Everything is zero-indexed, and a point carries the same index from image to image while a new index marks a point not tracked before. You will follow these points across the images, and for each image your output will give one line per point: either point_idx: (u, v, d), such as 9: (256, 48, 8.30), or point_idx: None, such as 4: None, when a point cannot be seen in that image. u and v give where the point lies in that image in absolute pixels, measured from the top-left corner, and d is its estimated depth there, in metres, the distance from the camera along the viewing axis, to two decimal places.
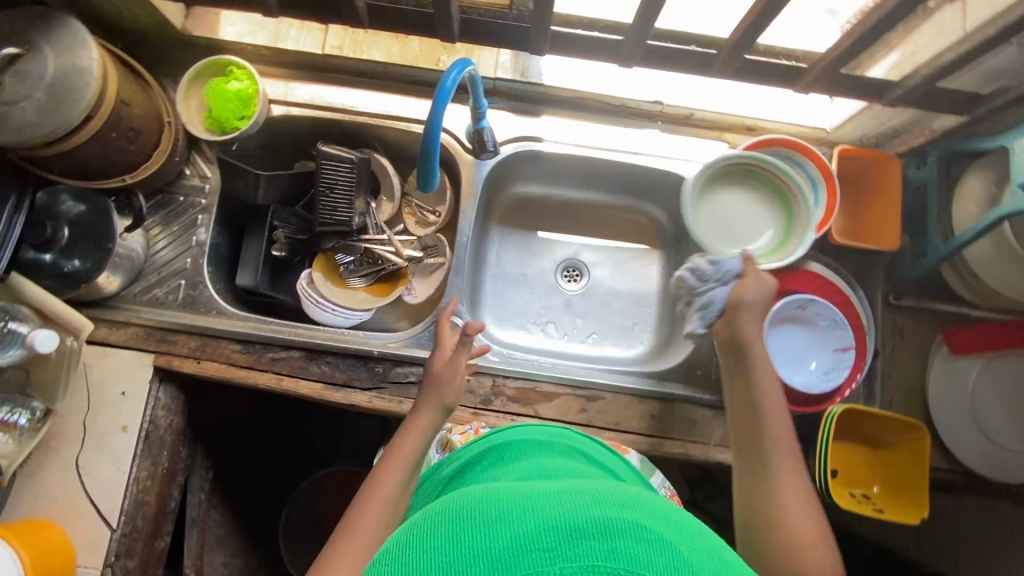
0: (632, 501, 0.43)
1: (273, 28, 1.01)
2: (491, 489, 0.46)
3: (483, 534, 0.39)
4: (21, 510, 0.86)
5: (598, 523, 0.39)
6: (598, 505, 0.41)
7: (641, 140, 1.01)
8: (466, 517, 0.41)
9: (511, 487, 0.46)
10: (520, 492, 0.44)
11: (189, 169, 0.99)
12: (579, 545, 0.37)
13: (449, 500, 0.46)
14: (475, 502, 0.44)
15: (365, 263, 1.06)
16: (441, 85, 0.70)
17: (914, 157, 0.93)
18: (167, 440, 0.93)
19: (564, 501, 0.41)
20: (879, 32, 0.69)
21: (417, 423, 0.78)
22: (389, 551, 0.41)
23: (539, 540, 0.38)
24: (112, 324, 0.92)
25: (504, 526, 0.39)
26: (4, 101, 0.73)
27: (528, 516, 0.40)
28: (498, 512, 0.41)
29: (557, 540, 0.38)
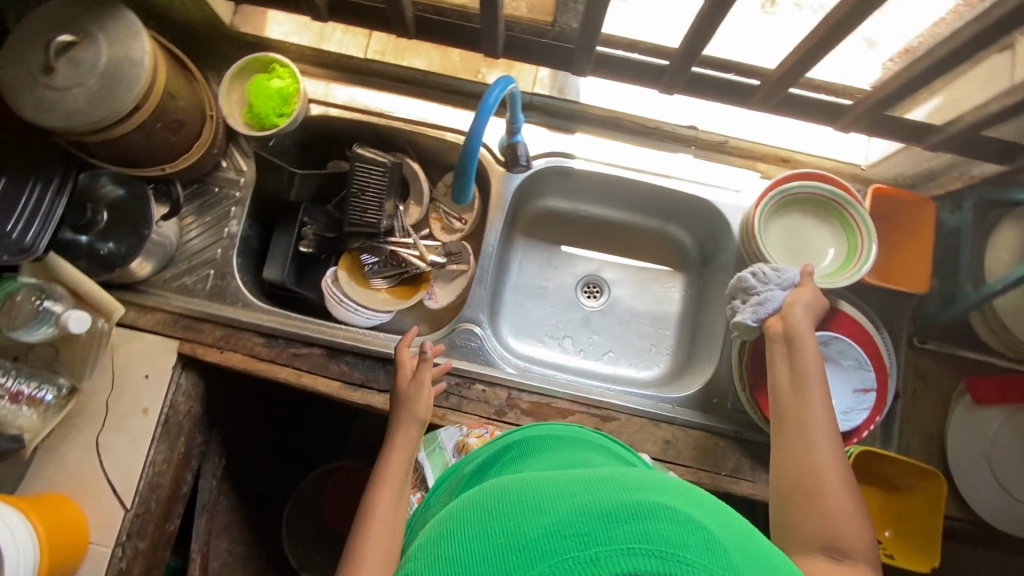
0: (661, 486, 0.44)
1: (318, 29, 1.01)
2: (524, 481, 0.48)
3: (517, 528, 0.41)
4: (40, 484, 0.88)
5: (629, 508, 0.40)
6: (627, 491, 0.42)
7: (673, 163, 1.01)
8: (500, 513, 0.43)
9: (542, 478, 0.47)
10: (552, 483, 0.45)
11: (226, 161, 1.01)
12: (611, 528, 0.38)
13: (482, 498, 0.48)
14: (507, 495, 0.45)
15: (389, 266, 1.06)
16: (484, 101, 0.71)
17: (949, 201, 0.92)
18: (185, 425, 0.95)
19: (595, 489, 0.43)
20: (928, 77, 0.68)
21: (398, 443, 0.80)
22: (428, 554, 0.43)
23: (573, 525, 0.39)
24: (141, 308, 0.94)
25: (538, 517, 0.41)
26: (58, 87, 0.75)
27: (560, 505, 0.42)
28: (531, 505, 0.43)
29: (589, 524, 0.39)
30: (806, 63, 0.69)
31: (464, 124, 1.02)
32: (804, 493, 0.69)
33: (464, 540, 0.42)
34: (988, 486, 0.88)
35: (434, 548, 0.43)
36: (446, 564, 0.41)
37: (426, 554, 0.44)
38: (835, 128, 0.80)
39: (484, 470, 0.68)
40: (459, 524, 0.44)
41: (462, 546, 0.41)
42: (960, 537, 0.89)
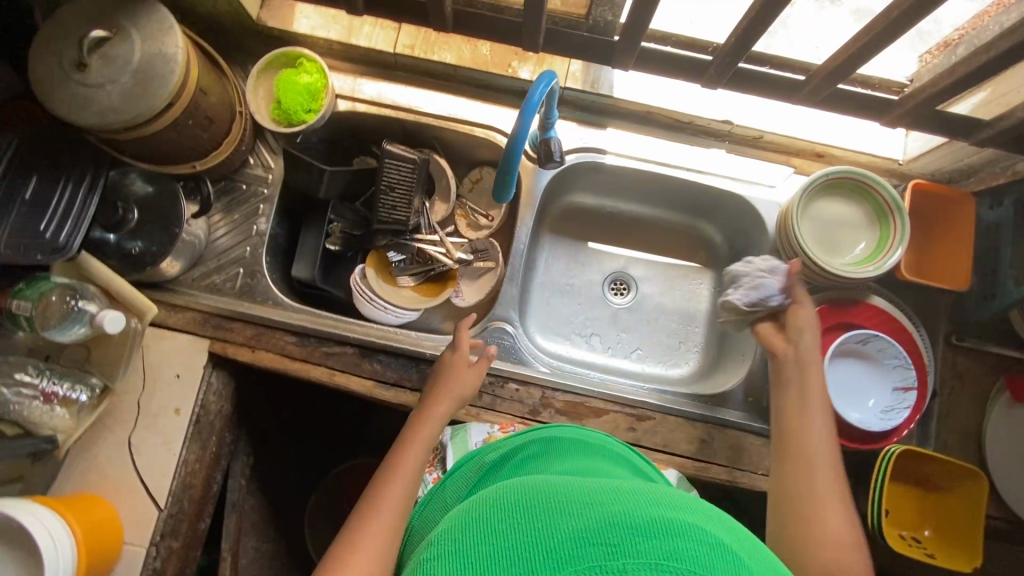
0: (692, 508, 0.43)
1: (346, 22, 0.99)
2: (549, 483, 0.46)
3: (543, 529, 0.39)
4: (73, 484, 0.87)
5: (663, 524, 0.39)
6: (660, 508, 0.41)
7: (706, 159, 1.00)
8: (522, 513, 0.42)
9: (568, 483, 0.46)
10: (579, 489, 0.44)
11: (253, 158, 1.00)
12: (643, 543, 0.37)
13: (502, 492, 0.46)
14: (531, 495, 0.44)
15: (415, 262, 1.05)
16: (529, 97, 0.70)
17: (988, 197, 0.91)
18: (215, 425, 0.95)
19: (627, 502, 0.41)
20: (984, 74, 0.67)
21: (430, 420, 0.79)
22: (441, 544, 0.42)
23: (602, 534, 0.38)
24: (171, 306, 0.94)
25: (565, 521, 0.39)
26: (91, 84, 0.74)
27: (589, 512, 0.40)
28: (557, 508, 0.41)
29: (622, 536, 0.37)
30: (859, 58, 0.67)
31: (495, 119, 1.01)
32: (809, 492, 0.68)
33: (482, 535, 0.41)
34: None
35: (448, 539, 0.42)
36: (461, 556, 0.39)
37: (438, 545, 0.42)
38: (881, 124, 0.79)
39: (499, 466, 0.67)
40: (478, 518, 0.43)
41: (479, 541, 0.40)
42: (996, 536, 0.89)
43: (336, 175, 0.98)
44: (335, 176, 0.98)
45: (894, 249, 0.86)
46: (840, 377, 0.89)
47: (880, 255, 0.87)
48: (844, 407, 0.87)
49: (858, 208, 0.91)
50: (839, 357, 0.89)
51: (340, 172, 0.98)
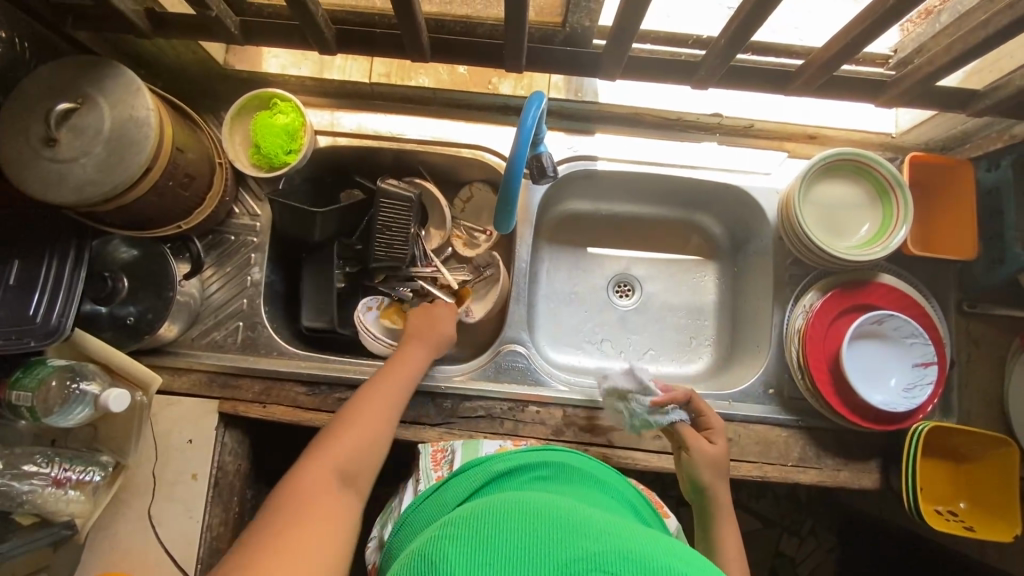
0: (697, 562, 0.47)
1: (316, 57, 0.97)
2: (577, 509, 0.51)
3: (562, 545, 0.45)
4: (97, 566, 0.85)
5: (668, 571, 0.43)
6: (674, 560, 0.45)
7: (699, 153, 0.99)
8: (547, 524, 0.47)
9: (596, 516, 0.51)
10: (604, 524, 0.49)
11: (238, 208, 0.97)
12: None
13: (531, 501, 0.52)
14: (561, 514, 0.49)
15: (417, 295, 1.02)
16: (521, 122, 0.68)
17: (986, 160, 0.90)
18: (236, 484, 0.92)
19: (645, 546, 0.46)
20: (981, 50, 0.65)
21: (396, 371, 0.83)
22: (469, 525, 0.48)
23: (616, 567, 0.43)
24: (175, 370, 0.91)
25: (584, 545, 0.45)
26: (63, 159, 0.70)
27: (608, 543, 0.45)
28: (582, 531, 0.46)
29: (632, 574, 0.42)
30: (850, 46, 0.66)
31: (480, 137, 0.98)
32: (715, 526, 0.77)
33: (505, 532, 0.46)
34: None
35: (480, 520, 0.48)
36: (482, 550, 0.44)
37: (467, 522, 0.48)
38: (877, 104, 0.77)
39: (507, 481, 0.68)
40: (510, 514, 0.48)
41: (505, 535, 0.46)
42: None
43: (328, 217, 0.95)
44: (328, 218, 0.95)
45: (893, 240, 0.84)
46: (859, 359, 0.88)
47: (879, 245, 0.86)
48: (867, 389, 0.87)
49: (869, 197, 0.89)
50: (857, 339, 0.88)
51: (332, 213, 0.95)
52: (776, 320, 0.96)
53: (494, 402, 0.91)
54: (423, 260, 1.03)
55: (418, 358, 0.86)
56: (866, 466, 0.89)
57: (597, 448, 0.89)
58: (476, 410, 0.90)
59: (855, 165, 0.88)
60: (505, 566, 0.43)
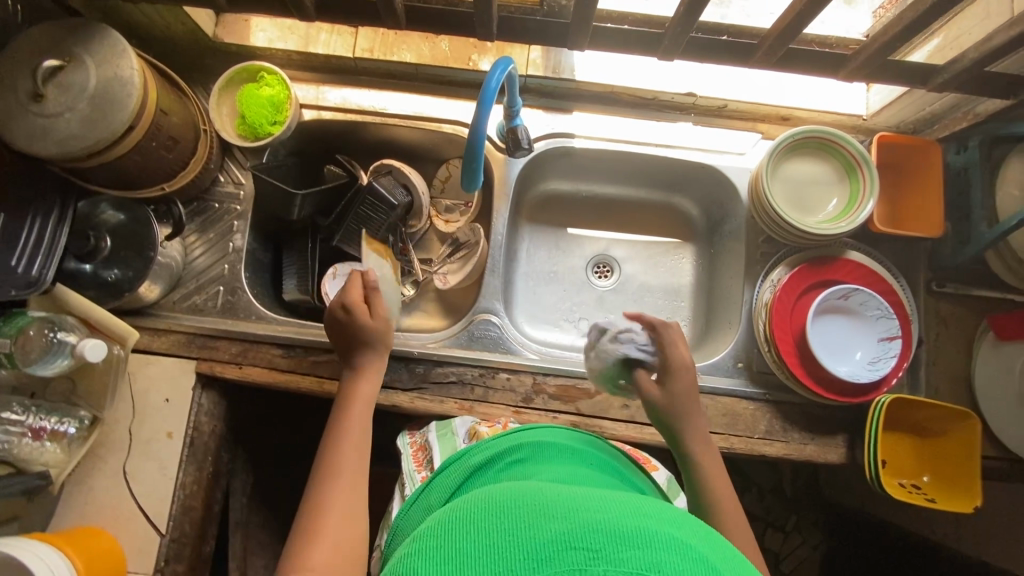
0: (672, 518, 0.46)
1: (303, 32, 0.99)
2: (541, 491, 0.49)
3: (530, 528, 0.43)
4: (70, 519, 0.87)
5: (641, 534, 0.42)
6: (645, 520, 0.44)
7: (675, 132, 1.01)
8: (511, 516, 0.45)
9: (562, 491, 0.49)
10: (569, 498, 0.47)
11: (223, 176, 1.00)
12: (622, 551, 0.40)
13: (500, 493, 0.50)
14: (523, 501, 0.47)
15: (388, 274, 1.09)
16: (486, 85, 0.71)
17: (954, 142, 0.92)
18: (211, 445, 0.94)
19: (613, 512, 0.45)
20: (929, 18, 0.67)
21: (350, 427, 0.73)
22: (435, 534, 0.46)
23: (584, 540, 0.41)
24: (154, 331, 0.93)
25: (549, 526, 0.43)
26: (48, 114, 0.73)
27: (576, 517, 0.44)
28: (546, 512, 0.45)
29: (602, 543, 0.41)
30: (807, 15, 0.68)
31: (459, 113, 1.01)
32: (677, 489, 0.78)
33: (471, 533, 0.44)
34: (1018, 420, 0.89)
35: (441, 532, 0.46)
36: (445, 554, 0.43)
37: (434, 533, 0.46)
38: (839, 78, 0.79)
39: (485, 471, 0.68)
40: (471, 515, 0.47)
41: (468, 537, 0.44)
42: (995, 476, 0.90)
43: (309, 197, 0.96)
44: (308, 198, 0.96)
45: (857, 214, 0.86)
46: (825, 333, 0.90)
47: (844, 219, 0.87)
48: (831, 362, 0.88)
49: (834, 176, 0.91)
50: (822, 314, 0.90)
51: (312, 194, 0.97)
52: (746, 296, 0.97)
53: (466, 368, 0.92)
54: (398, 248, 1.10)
55: (366, 397, 0.77)
56: (833, 440, 0.90)
57: (566, 415, 0.91)
58: (448, 375, 0.92)
59: (821, 143, 0.90)
60: (471, 558, 0.42)
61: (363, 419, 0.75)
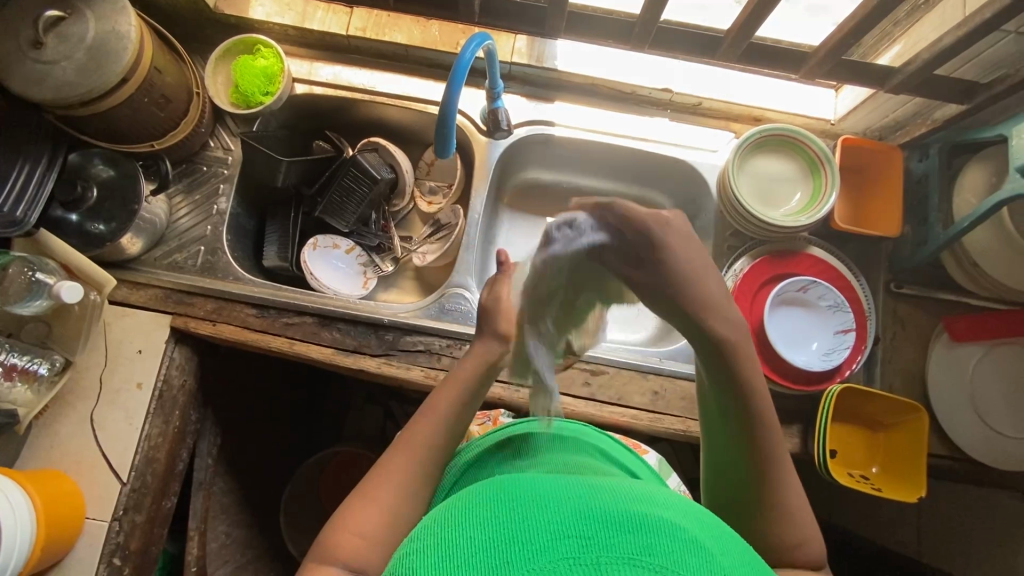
0: (657, 500, 0.49)
1: (300, 8, 1.03)
2: (533, 483, 0.52)
3: (528, 518, 0.45)
4: (34, 462, 0.88)
5: (635, 521, 0.44)
6: (632, 505, 0.47)
7: (651, 126, 1.05)
8: (505, 510, 0.47)
9: (546, 482, 0.52)
10: (555, 488, 0.50)
11: (213, 141, 1.03)
12: (615, 537, 0.42)
13: (491, 488, 0.52)
14: (511, 494, 0.49)
15: (368, 248, 1.13)
16: (460, 57, 0.74)
17: (916, 150, 0.96)
18: (179, 400, 0.96)
19: (598, 500, 0.47)
20: (879, 16, 0.71)
21: (438, 413, 0.66)
22: (432, 531, 0.48)
23: (577, 529, 0.43)
24: (133, 284, 0.96)
25: (543, 517, 0.45)
26: (46, 61, 0.77)
27: (570, 508, 0.46)
28: (541, 504, 0.47)
29: (594, 531, 0.43)
30: (766, 9, 0.72)
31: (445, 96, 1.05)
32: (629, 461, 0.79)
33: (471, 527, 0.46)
34: (968, 420, 0.91)
35: (436, 534, 0.47)
36: (447, 550, 0.44)
37: (432, 530, 0.48)
38: (801, 76, 0.83)
39: (483, 461, 0.71)
40: (462, 516, 0.48)
41: (466, 535, 0.45)
42: (946, 474, 0.92)
43: (294, 164, 1.01)
44: (293, 166, 1.01)
45: (820, 205, 0.90)
46: (784, 324, 0.92)
47: (810, 212, 0.90)
48: (789, 352, 0.91)
49: (800, 173, 0.95)
50: (781, 305, 0.92)
51: (298, 162, 1.01)
52: None
53: (434, 338, 0.95)
54: (379, 223, 1.13)
55: (463, 383, 0.69)
56: (787, 429, 0.92)
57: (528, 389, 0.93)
58: (416, 344, 0.95)
59: (785, 141, 0.94)
60: (470, 552, 0.43)
61: (454, 407, 0.67)
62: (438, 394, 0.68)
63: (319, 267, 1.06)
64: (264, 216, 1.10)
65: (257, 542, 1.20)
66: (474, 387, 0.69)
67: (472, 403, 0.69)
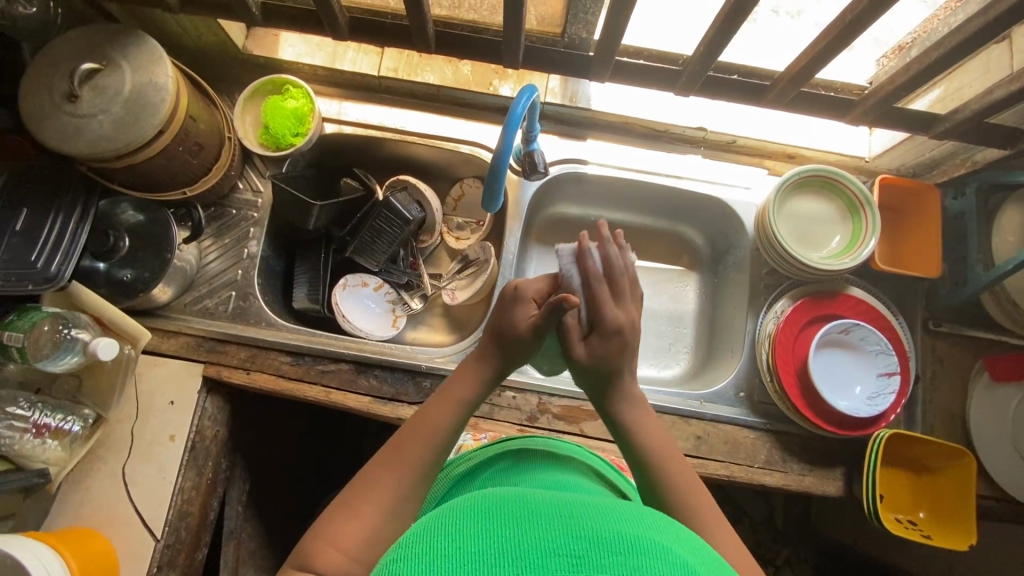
0: (653, 524, 0.46)
1: (331, 48, 1.02)
2: (525, 496, 0.49)
3: (514, 534, 0.42)
4: (66, 519, 0.86)
5: (625, 541, 0.41)
6: (625, 526, 0.44)
7: (685, 164, 1.04)
8: (491, 524, 0.44)
9: (542, 496, 0.49)
10: (550, 505, 0.47)
11: (242, 183, 1.01)
12: (604, 557, 0.39)
13: (479, 498, 0.49)
14: (501, 505, 0.47)
15: (395, 286, 1.11)
16: (511, 111, 0.73)
17: (952, 187, 0.96)
18: (212, 451, 0.94)
19: (592, 519, 0.44)
20: (934, 70, 0.71)
21: (429, 426, 0.64)
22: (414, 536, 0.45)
23: (568, 547, 0.40)
24: (163, 332, 0.94)
25: (533, 532, 0.42)
26: (82, 114, 0.75)
27: (557, 526, 0.43)
28: (529, 521, 0.44)
29: (585, 550, 0.40)
30: (818, 61, 0.72)
31: (477, 135, 1.04)
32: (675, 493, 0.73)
33: (455, 536, 0.43)
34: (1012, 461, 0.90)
35: (420, 531, 0.45)
36: (427, 553, 0.41)
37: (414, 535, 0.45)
38: (845, 122, 0.83)
39: (476, 472, 0.69)
40: (450, 518, 0.46)
41: (448, 537, 0.43)
42: (989, 515, 0.92)
43: (326, 208, 0.98)
44: (326, 209, 0.98)
45: (859, 249, 0.90)
46: (826, 366, 0.92)
47: (849, 257, 0.90)
48: (833, 396, 0.90)
49: (839, 215, 0.95)
50: (823, 348, 0.92)
51: (331, 205, 0.99)
52: (749, 326, 0.99)
53: None
54: (406, 260, 1.12)
55: (460, 400, 0.68)
56: (832, 473, 0.91)
57: (569, 436, 0.91)
58: None
59: (825, 183, 0.94)
60: (448, 557, 0.40)
61: (448, 422, 0.65)
62: (432, 407, 0.66)
63: (349, 307, 1.04)
64: (293, 257, 1.08)
65: None
66: (468, 407, 0.68)
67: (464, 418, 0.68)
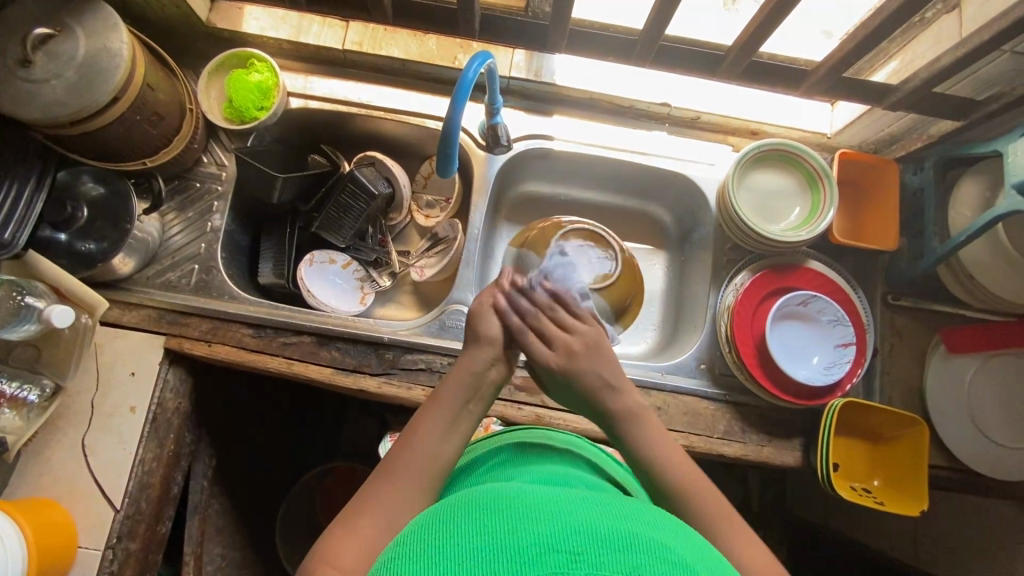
0: (647, 516, 0.47)
1: (295, 22, 1.02)
2: (521, 490, 0.49)
3: (511, 528, 0.42)
4: (25, 489, 0.86)
5: (622, 538, 0.42)
6: (621, 519, 0.44)
7: (650, 140, 1.05)
8: (492, 520, 0.44)
9: (538, 489, 0.49)
10: (543, 496, 0.47)
11: (207, 157, 1.01)
12: (602, 555, 0.40)
13: (475, 494, 0.50)
14: (498, 500, 0.47)
15: (363, 263, 1.11)
16: (464, 76, 0.73)
17: (911, 163, 0.97)
18: (174, 423, 0.93)
19: (587, 512, 0.44)
20: (879, 37, 0.72)
21: (423, 435, 0.63)
22: (412, 539, 0.45)
23: (566, 543, 0.41)
24: (125, 305, 0.93)
25: (531, 525, 0.43)
26: (35, 79, 0.75)
27: (554, 521, 0.43)
28: (526, 514, 0.44)
29: (585, 547, 0.41)
30: (766, 29, 0.73)
31: (442, 111, 1.04)
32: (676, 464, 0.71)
33: (456, 535, 0.43)
34: (967, 432, 0.91)
35: (419, 534, 0.45)
36: (435, 559, 0.41)
37: (415, 539, 0.45)
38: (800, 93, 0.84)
39: (473, 469, 0.66)
40: (449, 518, 0.46)
41: (449, 538, 0.43)
42: (944, 484, 0.93)
43: (290, 181, 0.98)
44: (290, 182, 0.98)
45: (817, 220, 0.91)
46: (784, 338, 0.93)
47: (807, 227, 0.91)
48: (790, 365, 0.91)
49: (797, 190, 0.96)
50: (782, 319, 0.93)
51: (294, 178, 0.98)
52: (711, 300, 1.00)
53: (435, 357, 0.94)
54: (376, 238, 1.12)
55: (452, 407, 0.67)
56: (790, 443, 0.92)
57: (530, 406, 0.92)
58: (417, 362, 0.94)
59: (784, 156, 0.95)
60: (452, 562, 0.40)
61: (440, 430, 0.64)
62: (426, 417, 0.66)
63: (314, 282, 1.04)
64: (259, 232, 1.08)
65: (253, 563, 1.17)
66: (461, 412, 0.68)
67: (459, 424, 0.66)
